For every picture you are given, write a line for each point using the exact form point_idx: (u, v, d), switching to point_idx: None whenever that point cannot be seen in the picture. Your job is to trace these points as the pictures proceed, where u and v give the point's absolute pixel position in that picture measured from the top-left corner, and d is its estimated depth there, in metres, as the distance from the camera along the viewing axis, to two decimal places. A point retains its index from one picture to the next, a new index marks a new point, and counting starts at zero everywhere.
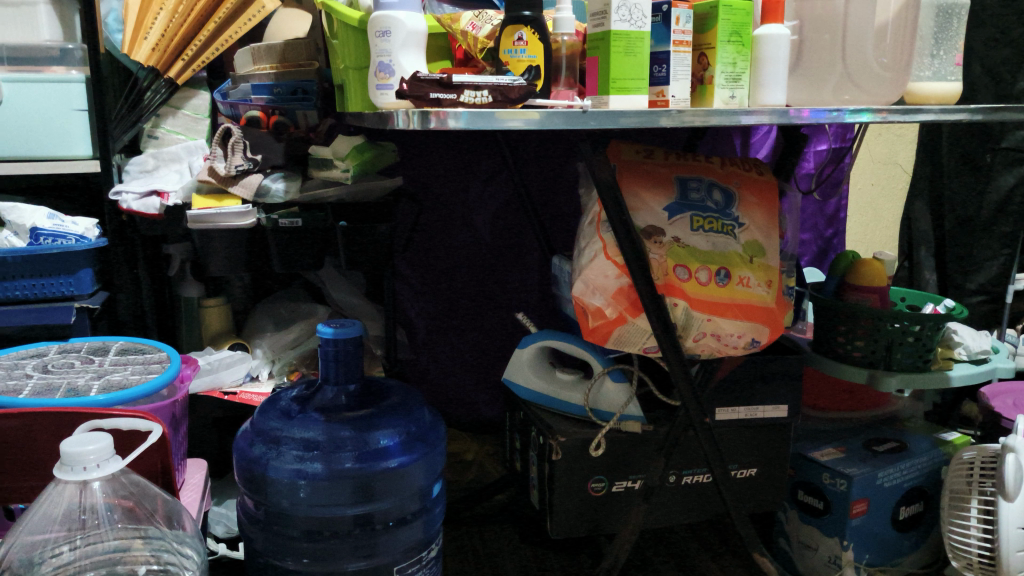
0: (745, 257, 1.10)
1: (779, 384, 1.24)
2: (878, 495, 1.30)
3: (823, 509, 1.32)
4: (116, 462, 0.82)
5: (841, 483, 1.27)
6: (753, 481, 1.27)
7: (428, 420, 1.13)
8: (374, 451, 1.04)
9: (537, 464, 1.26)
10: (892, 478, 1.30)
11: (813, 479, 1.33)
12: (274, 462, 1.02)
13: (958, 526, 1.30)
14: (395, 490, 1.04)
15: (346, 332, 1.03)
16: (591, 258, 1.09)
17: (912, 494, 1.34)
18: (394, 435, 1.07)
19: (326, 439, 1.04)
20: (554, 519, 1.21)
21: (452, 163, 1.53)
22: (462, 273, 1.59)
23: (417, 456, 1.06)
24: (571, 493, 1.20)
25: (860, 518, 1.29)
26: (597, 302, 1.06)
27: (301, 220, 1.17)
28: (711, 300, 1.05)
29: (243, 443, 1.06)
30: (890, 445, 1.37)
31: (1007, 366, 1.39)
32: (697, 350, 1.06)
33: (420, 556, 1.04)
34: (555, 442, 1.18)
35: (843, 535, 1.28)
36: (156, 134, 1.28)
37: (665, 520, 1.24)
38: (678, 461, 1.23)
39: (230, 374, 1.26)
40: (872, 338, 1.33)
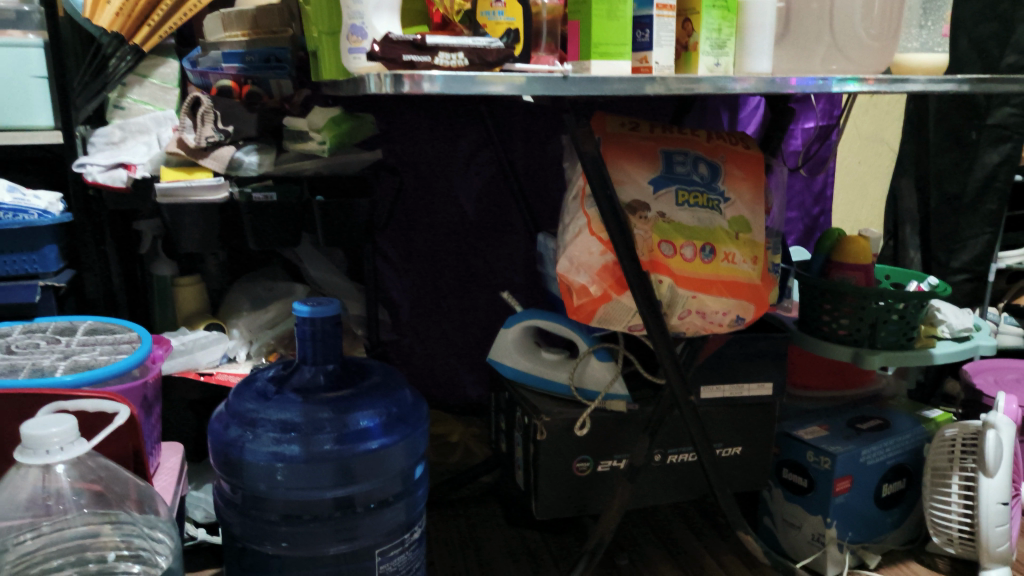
0: (731, 232, 1.08)
1: (765, 363, 1.23)
2: (862, 473, 1.29)
3: (807, 487, 1.31)
4: (82, 445, 0.79)
5: (825, 462, 1.27)
6: (739, 459, 1.27)
7: (410, 400, 1.10)
8: (355, 432, 1.01)
9: (523, 445, 1.23)
10: (876, 455, 1.30)
11: (798, 458, 1.32)
12: (251, 445, 0.99)
13: (940, 502, 1.31)
14: (377, 472, 1.02)
15: (323, 311, 1.00)
16: (575, 234, 1.07)
17: (895, 471, 1.34)
18: (375, 416, 1.04)
19: (305, 421, 1.00)
20: (539, 500, 1.19)
21: (435, 139, 1.50)
22: (445, 252, 1.56)
23: (397, 438, 1.04)
24: (556, 474, 1.18)
25: (844, 495, 1.28)
26: (582, 280, 1.04)
27: (275, 193, 1.14)
28: (696, 277, 1.03)
29: (217, 425, 1.03)
30: (873, 423, 1.36)
31: (989, 344, 1.38)
32: (683, 328, 1.04)
33: (401, 539, 1.02)
34: (540, 421, 1.16)
35: (827, 513, 1.28)
36: (122, 104, 1.24)
37: (650, 500, 1.23)
38: (665, 440, 1.21)
39: (207, 355, 1.23)
40: (857, 316, 1.32)
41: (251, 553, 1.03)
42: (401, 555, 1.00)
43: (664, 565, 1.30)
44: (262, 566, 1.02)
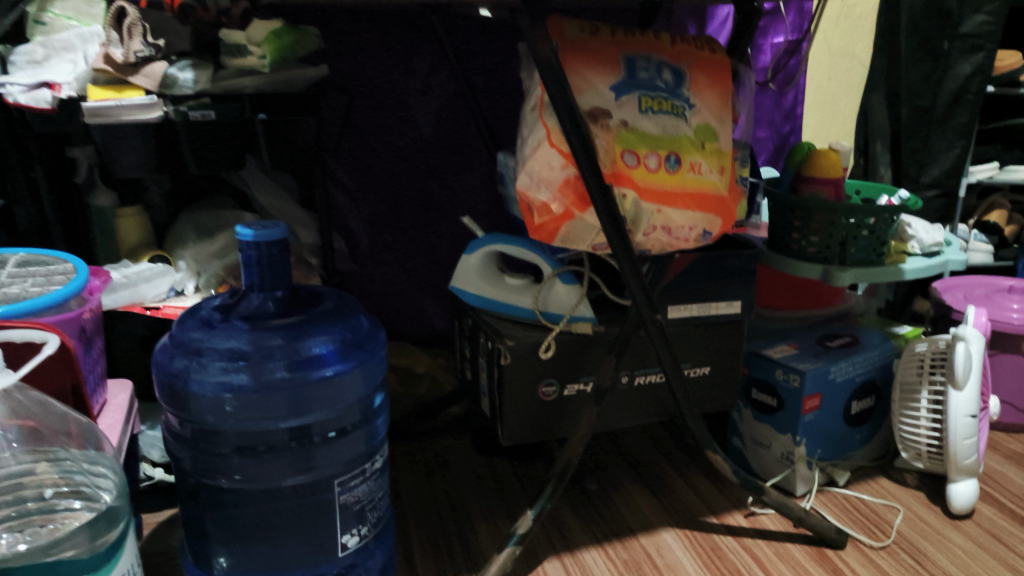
0: (697, 141, 1.03)
1: (734, 281, 1.20)
2: (831, 391, 1.28)
3: (776, 406, 1.30)
4: (10, 376, 0.73)
5: (794, 380, 1.25)
6: (707, 379, 1.25)
7: (366, 327, 1.06)
8: (308, 359, 0.97)
9: (486, 371, 1.20)
10: (845, 372, 1.29)
11: (767, 377, 1.30)
12: (197, 376, 0.94)
13: (908, 417, 1.31)
14: (333, 400, 0.98)
15: (268, 234, 0.94)
16: (534, 147, 1.00)
17: (864, 388, 1.33)
18: (328, 342, 1.00)
19: (253, 349, 0.96)
20: (504, 426, 1.16)
21: (389, 56, 1.42)
22: (404, 178, 1.50)
23: (353, 365, 1.00)
24: (521, 399, 1.15)
25: (813, 414, 1.27)
26: (543, 197, 0.99)
27: (214, 112, 1.07)
28: (660, 189, 0.98)
29: (161, 357, 0.98)
30: (842, 340, 1.35)
31: (959, 258, 1.36)
32: (648, 245, 1.01)
33: (361, 469, 1.00)
34: (503, 346, 1.12)
35: (796, 431, 1.27)
36: (43, 19, 1.15)
37: (617, 424, 1.21)
38: (631, 362, 1.19)
39: (152, 289, 1.18)
40: (827, 233, 1.29)
41: (210, 489, 1.02)
42: (360, 485, 0.99)
43: (635, 486, 1.36)
44: (223, 501, 1.02)
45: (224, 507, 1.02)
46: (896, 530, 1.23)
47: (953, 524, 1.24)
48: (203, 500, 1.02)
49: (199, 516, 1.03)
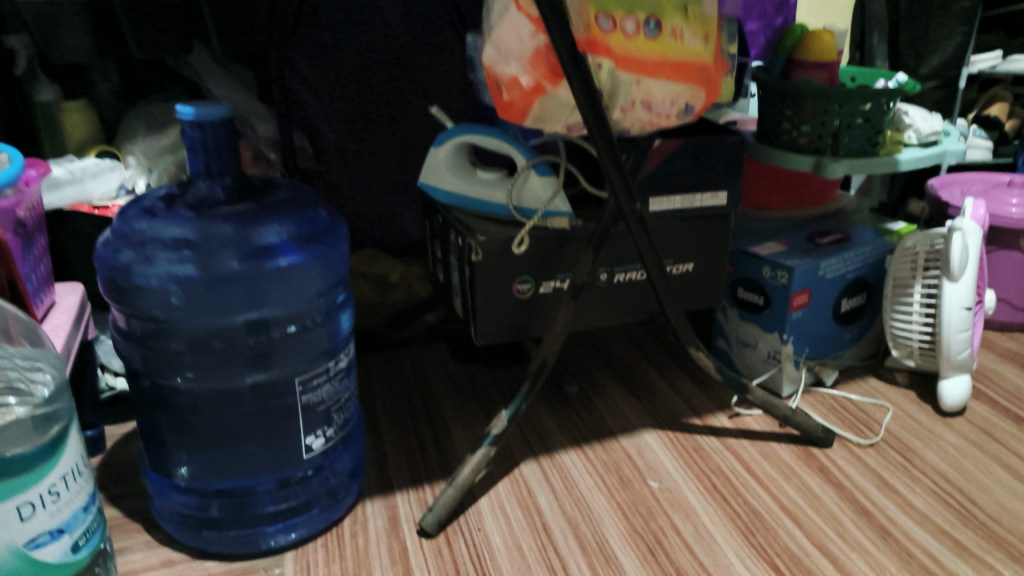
0: (681, 3, 0.92)
1: (719, 171, 1.12)
2: (820, 287, 1.23)
3: (763, 305, 1.25)
4: None
5: (782, 277, 1.20)
6: (691, 277, 1.19)
7: (325, 220, 0.99)
8: (261, 249, 0.91)
9: (458, 270, 1.14)
10: (836, 269, 1.23)
11: (754, 275, 1.25)
12: (141, 269, 0.88)
13: (902, 313, 1.26)
14: (290, 292, 0.92)
15: (212, 113, 0.86)
16: (501, 15, 0.91)
17: (856, 285, 1.28)
18: (283, 232, 0.93)
19: (201, 238, 0.89)
20: (478, 327, 1.11)
21: None
22: (372, 74, 1.41)
23: (311, 258, 0.94)
24: (495, 298, 1.10)
25: (801, 311, 1.23)
26: (512, 71, 0.91)
27: None
28: (639, 58, 0.90)
29: (104, 251, 0.91)
30: (834, 237, 1.29)
31: (958, 149, 1.29)
32: (626, 124, 0.96)
33: (325, 368, 0.94)
34: (474, 242, 1.06)
35: (783, 329, 1.23)
36: None
37: (596, 322, 1.17)
38: (610, 257, 1.13)
39: (100, 187, 1.11)
40: (818, 122, 1.21)
41: (164, 390, 0.93)
42: (325, 384, 0.96)
43: (612, 384, 1.36)
44: (179, 404, 0.93)
45: (180, 411, 0.93)
46: (884, 429, 1.19)
47: (944, 421, 1.21)
48: (156, 403, 0.93)
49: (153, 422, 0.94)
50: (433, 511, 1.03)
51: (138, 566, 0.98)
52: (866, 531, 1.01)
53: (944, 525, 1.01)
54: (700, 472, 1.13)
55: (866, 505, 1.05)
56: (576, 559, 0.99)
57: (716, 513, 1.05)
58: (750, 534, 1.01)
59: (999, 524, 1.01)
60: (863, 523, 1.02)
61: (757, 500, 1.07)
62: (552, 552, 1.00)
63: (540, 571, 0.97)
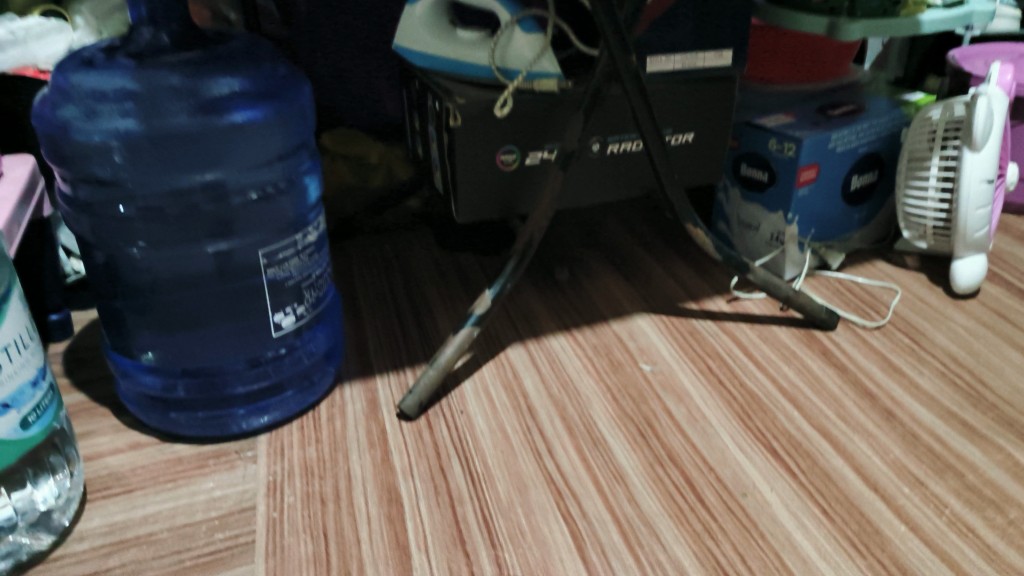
0: None
1: (723, 27, 1.02)
2: (829, 162, 1.15)
3: (768, 182, 1.17)
4: None
5: (789, 150, 1.11)
6: (690, 148, 1.11)
7: (286, 74, 0.90)
8: (214, 102, 0.83)
9: (438, 140, 1.05)
10: (847, 142, 1.14)
11: (759, 149, 1.16)
12: (80, 124, 0.79)
13: (915, 190, 1.18)
14: (247, 152, 0.86)
15: None
16: None
17: (867, 161, 1.20)
18: (237, 84, 0.85)
19: (144, 89, 0.80)
20: (460, 201, 1.04)
21: None
22: None
23: (270, 112, 0.86)
24: (478, 170, 1.02)
25: (807, 188, 1.15)
26: None
27: None
28: None
29: (42, 107, 0.82)
30: (846, 109, 1.19)
31: (986, 11, 1.18)
32: None
33: (293, 240, 0.88)
34: (452, 105, 0.97)
35: (788, 208, 1.15)
36: None
37: (585, 197, 1.09)
38: (603, 126, 1.04)
39: (44, 49, 1.03)
40: None
41: (121, 267, 0.87)
42: (294, 259, 0.88)
43: (604, 268, 1.30)
44: (138, 285, 0.87)
45: (141, 292, 0.88)
46: (892, 312, 1.13)
47: (955, 304, 1.15)
48: (116, 284, 0.88)
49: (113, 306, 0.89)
50: (414, 393, 0.98)
51: (104, 450, 0.94)
52: (869, 413, 0.95)
53: (952, 407, 0.96)
54: (695, 355, 1.08)
55: (870, 387, 0.99)
56: (562, 442, 0.94)
57: (712, 397, 1.00)
58: (747, 417, 0.96)
59: (1010, 406, 0.95)
60: (865, 405, 0.97)
61: (754, 382, 1.02)
62: (537, 435, 0.95)
63: (524, 453, 0.92)
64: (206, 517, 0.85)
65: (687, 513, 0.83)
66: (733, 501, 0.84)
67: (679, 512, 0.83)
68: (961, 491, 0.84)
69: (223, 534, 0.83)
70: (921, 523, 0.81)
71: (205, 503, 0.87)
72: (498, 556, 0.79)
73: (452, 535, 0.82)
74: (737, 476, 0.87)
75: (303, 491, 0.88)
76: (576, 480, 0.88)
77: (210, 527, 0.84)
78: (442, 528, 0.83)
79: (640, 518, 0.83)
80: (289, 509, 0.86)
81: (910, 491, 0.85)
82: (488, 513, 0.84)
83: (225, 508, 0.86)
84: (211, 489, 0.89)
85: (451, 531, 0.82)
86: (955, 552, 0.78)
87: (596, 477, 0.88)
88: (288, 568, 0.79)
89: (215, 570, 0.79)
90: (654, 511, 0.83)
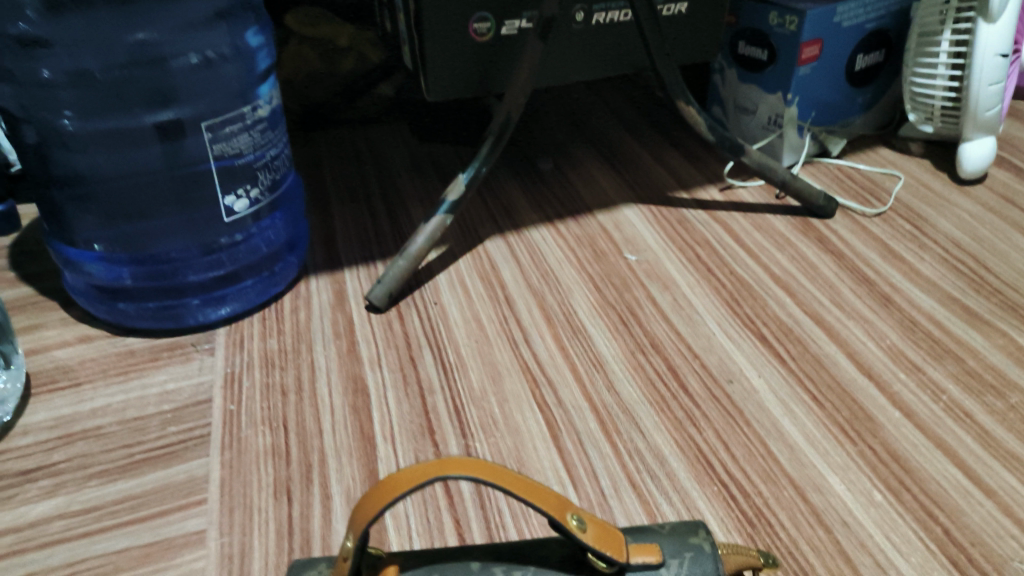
0: None
1: None
2: (834, 38, 1.05)
3: (767, 61, 1.09)
4: None
5: (790, 24, 1.02)
6: (683, 19, 1.02)
7: None
8: None
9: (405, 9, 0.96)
10: (854, 16, 1.05)
11: (759, 24, 1.07)
12: None
13: (924, 69, 1.10)
14: (181, 10, 0.82)
15: None
16: None
17: (874, 38, 1.11)
18: None
19: None
20: (431, 77, 0.95)
21: None
22: None
23: None
24: (450, 41, 0.93)
25: (809, 66, 1.06)
26: None
27: None
28: None
29: None
30: None
31: None
32: None
33: (241, 115, 0.81)
34: None
35: (788, 89, 1.07)
36: None
37: (568, 75, 1.01)
38: None
39: None
40: None
41: (52, 148, 0.83)
42: (244, 137, 0.82)
43: (589, 156, 1.23)
44: (76, 168, 0.85)
45: (78, 176, 0.85)
46: (893, 198, 1.07)
47: (960, 190, 1.08)
48: (49, 169, 0.84)
49: (49, 194, 0.86)
50: (382, 283, 0.91)
51: (52, 343, 0.89)
52: (866, 299, 0.90)
53: (953, 293, 0.90)
54: (683, 243, 1.01)
55: (867, 273, 0.94)
56: (540, 330, 0.89)
57: (699, 284, 0.94)
58: (735, 304, 0.91)
59: (1014, 291, 0.90)
60: (862, 291, 0.91)
61: (745, 271, 0.96)
62: (514, 324, 0.90)
63: (500, 342, 0.87)
64: (159, 410, 0.81)
65: (668, 401, 0.79)
66: (718, 388, 0.80)
67: (661, 401, 0.79)
68: (959, 375, 0.80)
69: (176, 428, 0.78)
70: (915, 408, 0.77)
71: (158, 396, 0.82)
72: (468, 445, 0.75)
73: (421, 425, 0.78)
74: (723, 362, 0.83)
75: (264, 383, 0.83)
76: (553, 369, 0.83)
77: (162, 421, 0.79)
78: (411, 418, 0.78)
79: (619, 406, 0.79)
80: (248, 401, 0.81)
81: (905, 376, 0.80)
82: (459, 402, 0.80)
83: (179, 401, 0.81)
84: (164, 383, 0.84)
85: (421, 421, 0.78)
86: (950, 436, 0.74)
87: (575, 366, 0.84)
88: (245, 460, 0.74)
89: (167, 464, 0.75)
90: (633, 399, 0.79)
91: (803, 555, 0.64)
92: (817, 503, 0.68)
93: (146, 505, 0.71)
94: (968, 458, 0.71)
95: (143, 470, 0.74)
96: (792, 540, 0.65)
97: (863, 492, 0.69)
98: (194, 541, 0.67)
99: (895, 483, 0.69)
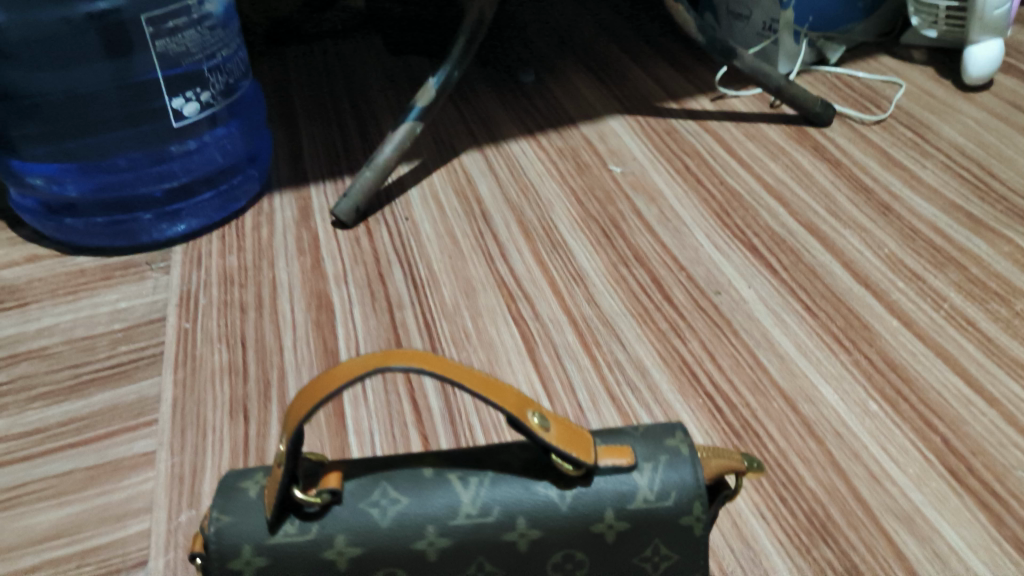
0: None
1: None
2: None
3: None
4: None
5: None
6: None
7: None
8: None
9: None
10: None
11: None
12: None
13: None
14: None
15: None
16: None
17: None
18: None
19: None
20: None
21: None
22: None
23: None
24: None
25: None
26: None
27: None
28: None
29: None
30: None
31: None
32: None
33: (187, 7, 0.76)
34: None
35: None
36: None
37: None
38: None
39: None
40: None
41: None
42: (191, 32, 0.77)
43: (576, 69, 1.15)
44: (8, 79, 0.78)
45: (11, 88, 0.78)
46: (894, 105, 1.00)
47: (965, 97, 1.02)
48: None
49: None
50: (348, 195, 0.85)
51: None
52: (864, 208, 0.85)
53: (956, 200, 0.85)
54: (671, 154, 0.95)
55: (866, 182, 0.88)
56: (517, 244, 0.83)
57: (687, 194, 0.89)
58: (725, 214, 0.85)
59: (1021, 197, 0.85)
60: (859, 199, 0.86)
61: (736, 182, 0.90)
62: (489, 239, 0.84)
63: (474, 257, 0.82)
64: (109, 330, 0.76)
65: (651, 313, 0.74)
66: (704, 299, 0.75)
67: (643, 313, 0.74)
68: (961, 283, 0.75)
69: (127, 347, 0.74)
70: (914, 316, 0.72)
71: (108, 315, 0.77)
72: None
73: (389, 340, 0.73)
74: (711, 274, 0.78)
75: (221, 300, 0.78)
76: (530, 281, 0.78)
77: (112, 341, 0.74)
78: (378, 334, 0.74)
79: (599, 319, 0.74)
80: (204, 319, 0.76)
81: (904, 285, 0.75)
82: (430, 316, 0.75)
83: (131, 320, 0.76)
84: (115, 301, 0.79)
85: (389, 336, 0.73)
86: (951, 345, 0.69)
87: (553, 279, 0.79)
88: (199, 379, 0.70)
89: (117, 384, 0.70)
90: (614, 311, 0.75)
91: (793, 467, 0.60)
92: (808, 414, 0.64)
93: (93, 426, 0.66)
94: (970, 367, 0.67)
95: (91, 390, 0.70)
96: (781, 452, 0.61)
97: (858, 402, 0.65)
98: (142, 462, 0.63)
99: (891, 393, 0.65)
